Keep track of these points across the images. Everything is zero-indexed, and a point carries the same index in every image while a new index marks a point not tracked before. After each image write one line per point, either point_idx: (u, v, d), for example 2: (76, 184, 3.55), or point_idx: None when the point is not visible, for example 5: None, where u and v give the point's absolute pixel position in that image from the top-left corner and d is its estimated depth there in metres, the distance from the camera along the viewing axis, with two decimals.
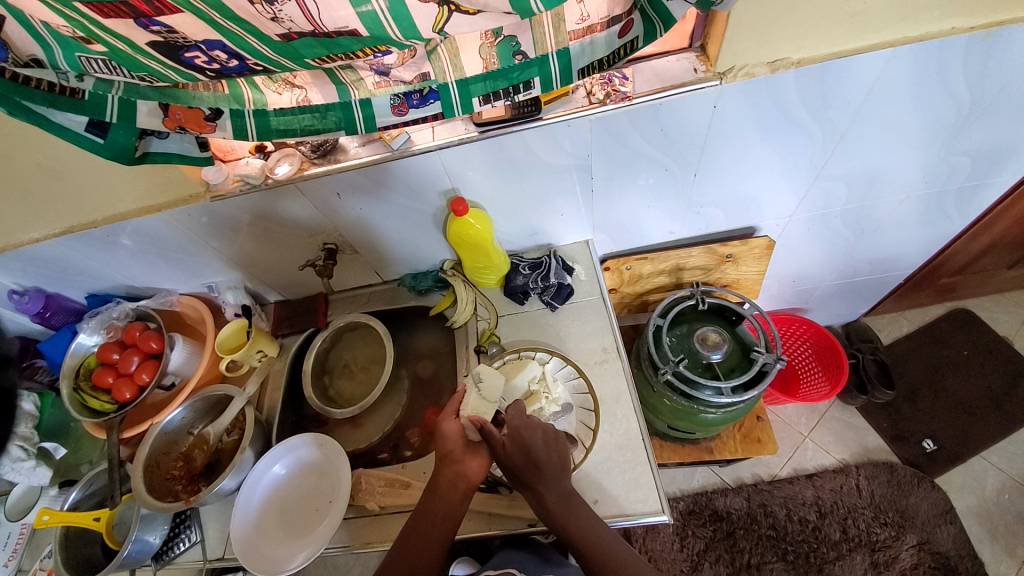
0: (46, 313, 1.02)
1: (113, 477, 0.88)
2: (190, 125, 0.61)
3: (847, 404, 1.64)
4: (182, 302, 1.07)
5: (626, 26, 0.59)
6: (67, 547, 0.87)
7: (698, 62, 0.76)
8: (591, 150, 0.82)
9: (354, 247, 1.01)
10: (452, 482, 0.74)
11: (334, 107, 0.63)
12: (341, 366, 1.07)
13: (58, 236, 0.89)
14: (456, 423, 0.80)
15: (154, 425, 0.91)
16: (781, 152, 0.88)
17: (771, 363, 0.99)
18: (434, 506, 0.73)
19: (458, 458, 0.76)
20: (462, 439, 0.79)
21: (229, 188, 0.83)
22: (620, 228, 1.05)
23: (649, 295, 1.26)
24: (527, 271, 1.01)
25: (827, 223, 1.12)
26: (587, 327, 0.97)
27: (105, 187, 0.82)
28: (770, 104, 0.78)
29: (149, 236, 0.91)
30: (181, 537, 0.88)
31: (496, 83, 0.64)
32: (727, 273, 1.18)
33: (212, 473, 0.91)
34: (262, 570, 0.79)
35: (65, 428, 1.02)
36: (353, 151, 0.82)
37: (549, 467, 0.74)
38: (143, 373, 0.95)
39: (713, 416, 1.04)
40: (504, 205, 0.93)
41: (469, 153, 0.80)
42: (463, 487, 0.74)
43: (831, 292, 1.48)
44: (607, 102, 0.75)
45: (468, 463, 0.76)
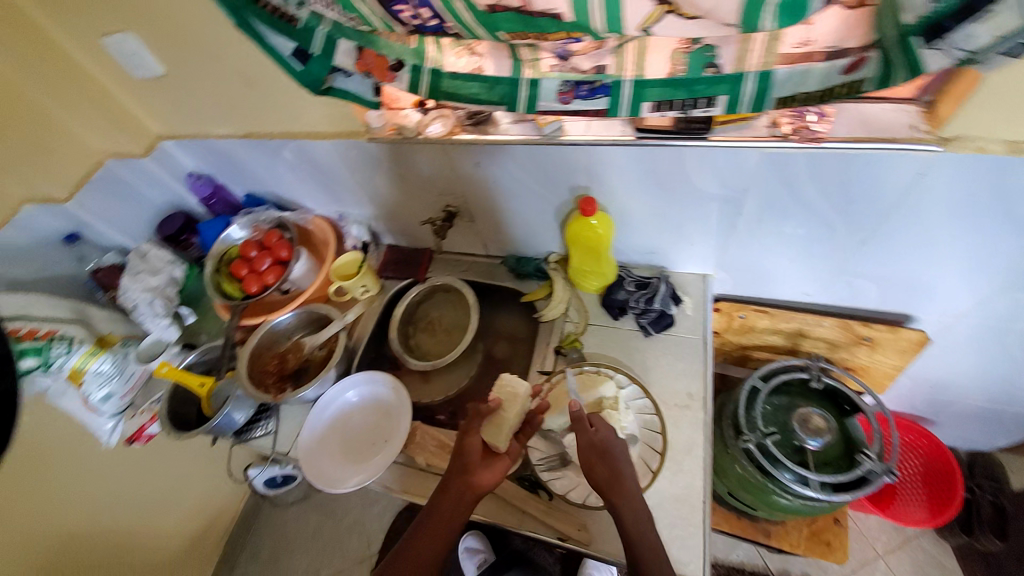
0: (210, 200, 1.18)
1: (226, 355, 1.03)
2: (376, 71, 0.68)
3: (942, 539, 1.41)
4: (314, 222, 1.17)
5: (856, 63, 0.52)
6: (172, 399, 1.02)
7: (919, 120, 0.63)
8: (749, 185, 0.74)
9: (473, 215, 1.02)
10: (461, 490, 0.74)
11: (503, 81, 0.67)
12: (425, 321, 1.13)
13: (236, 137, 1.02)
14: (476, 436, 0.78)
15: (266, 322, 1.04)
16: (978, 245, 0.73)
17: (877, 473, 0.86)
18: (424, 522, 0.73)
19: (470, 468, 0.75)
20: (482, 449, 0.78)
21: (384, 134, 0.88)
22: (747, 272, 0.94)
23: (753, 351, 1.14)
24: (632, 287, 0.95)
25: (1005, 339, 0.93)
26: (678, 365, 0.90)
27: (284, 105, 0.91)
28: (990, 192, 0.65)
29: (304, 156, 1.00)
30: (259, 424, 1.00)
31: (675, 91, 0.62)
32: (855, 355, 1.03)
33: (298, 379, 1.03)
34: (320, 483, 0.87)
35: (198, 299, 1.18)
36: (503, 126, 0.81)
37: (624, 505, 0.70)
38: (270, 275, 1.07)
39: (786, 503, 0.93)
40: (632, 216, 0.88)
41: (617, 157, 0.76)
42: (471, 497, 0.74)
43: (974, 413, 1.24)
44: (792, 138, 0.66)
45: (478, 475, 0.75)
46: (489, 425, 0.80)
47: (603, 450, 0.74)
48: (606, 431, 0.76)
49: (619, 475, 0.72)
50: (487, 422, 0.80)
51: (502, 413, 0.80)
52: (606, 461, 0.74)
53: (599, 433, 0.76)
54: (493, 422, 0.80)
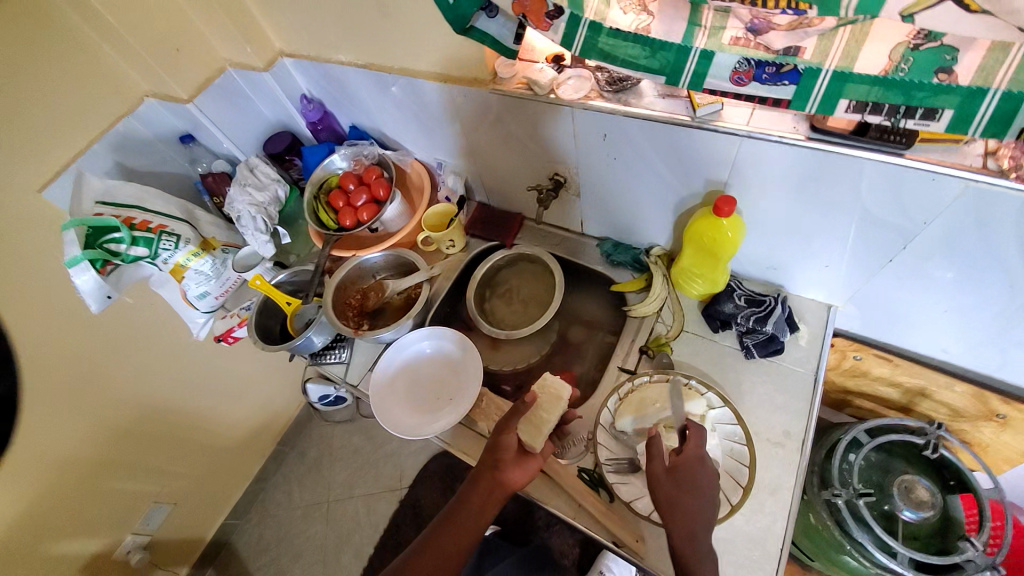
0: (318, 125, 1.18)
1: (315, 280, 1.05)
2: (531, 15, 0.61)
3: None
4: (414, 167, 1.15)
5: None
6: (261, 311, 1.07)
7: None
8: (932, 219, 0.62)
9: (580, 189, 0.95)
10: (490, 488, 0.75)
11: (669, 48, 0.58)
12: (505, 288, 1.10)
13: (356, 66, 0.99)
14: (511, 435, 0.77)
15: (357, 257, 1.05)
16: None
17: (976, 565, 0.75)
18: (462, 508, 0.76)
19: (501, 467, 0.75)
20: (515, 448, 0.77)
21: (511, 86, 0.81)
22: (881, 312, 0.82)
23: (854, 396, 1.02)
24: (742, 302, 0.86)
25: None
26: (776, 397, 0.82)
27: (414, 40, 0.87)
28: None
29: (420, 97, 0.96)
30: (333, 351, 1.04)
31: (886, 94, 0.51)
32: (979, 431, 0.90)
33: (376, 319, 1.04)
34: (387, 425, 0.89)
35: (293, 221, 1.21)
36: (648, 99, 0.72)
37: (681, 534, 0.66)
38: (365, 212, 1.07)
39: (855, 566, 0.86)
40: (766, 225, 0.78)
41: (776, 156, 0.66)
42: (499, 495, 0.74)
43: None
44: (1010, 175, 0.54)
45: (510, 474, 0.74)
46: (526, 424, 0.78)
47: (676, 472, 0.69)
48: (697, 447, 0.71)
49: (692, 505, 0.67)
50: (523, 419, 0.78)
51: (539, 414, 0.78)
52: (677, 484, 0.68)
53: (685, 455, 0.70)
54: (531, 421, 0.78)
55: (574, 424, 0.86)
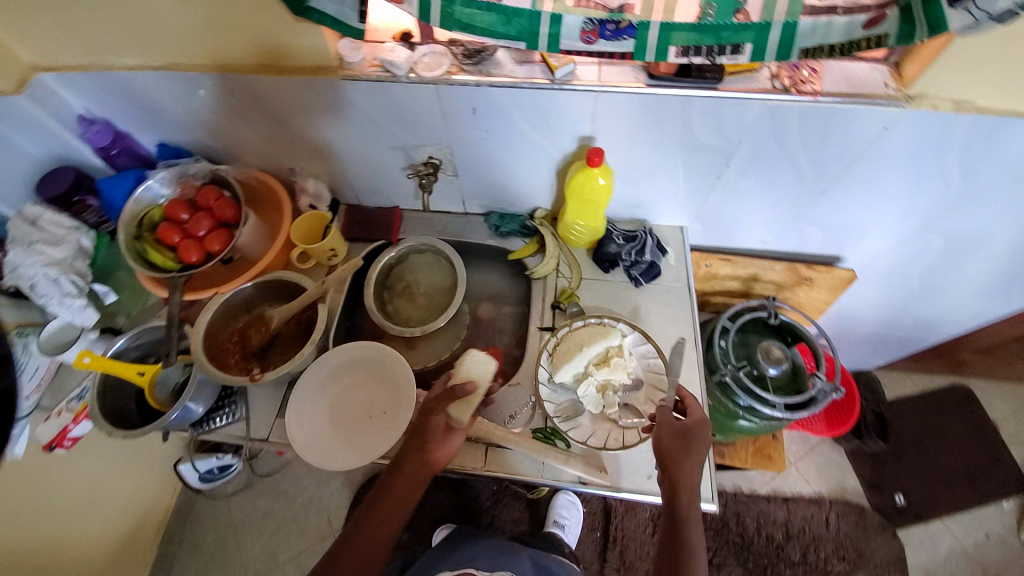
0: (111, 149, 0.94)
1: (173, 335, 0.85)
2: None
3: (837, 444, 1.72)
4: (258, 178, 0.99)
5: (876, 19, 0.56)
6: (104, 396, 0.83)
7: (888, 79, 0.73)
8: (744, 137, 0.79)
9: (457, 169, 0.95)
10: (416, 468, 0.73)
11: (522, 14, 0.62)
12: (402, 285, 1.06)
13: (153, 69, 0.81)
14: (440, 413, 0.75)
15: (220, 295, 0.89)
16: (909, 191, 0.87)
17: (826, 393, 1.01)
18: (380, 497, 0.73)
19: (427, 445, 0.73)
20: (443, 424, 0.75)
21: (364, 70, 0.76)
22: (719, 222, 1.02)
23: (712, 296, 1.25)
24: (621, 241, 0.98)
25: (904, 274, 1.13)
26: (668, 312, 0.96)
27: (230, 30, 0.75)
28: (931, 145, 0.77)
29: (252, 96, 0.84)
30: (221, 412, 0.87)
31: (702, 37, 0.61)
32: (797, 294, 1.17)
33: (266, 357, 0.91)
34: (314, 460, 0.81)
35: (110, 272, 0.96)
36: (508, 68, 0.75)
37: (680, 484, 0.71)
38: (215, 241, 0.90)
39: (749, 424, 1.08)
40: (628, 167, 0.89)
41: (627, 105, 0.75)
42: (424, 474, 0.73)
43: (865, 338, 1.52)
44: (791, 91, 0.71)
45: (438, 450, 0.74)
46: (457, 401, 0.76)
47: (684, 426, 0.75)
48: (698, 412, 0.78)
49: (691, 454, 0.73)
50: (452, 398, 0.76)
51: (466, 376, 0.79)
52: (685, 443, 0.74)
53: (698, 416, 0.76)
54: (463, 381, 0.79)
55: (514, 392, 0.88)
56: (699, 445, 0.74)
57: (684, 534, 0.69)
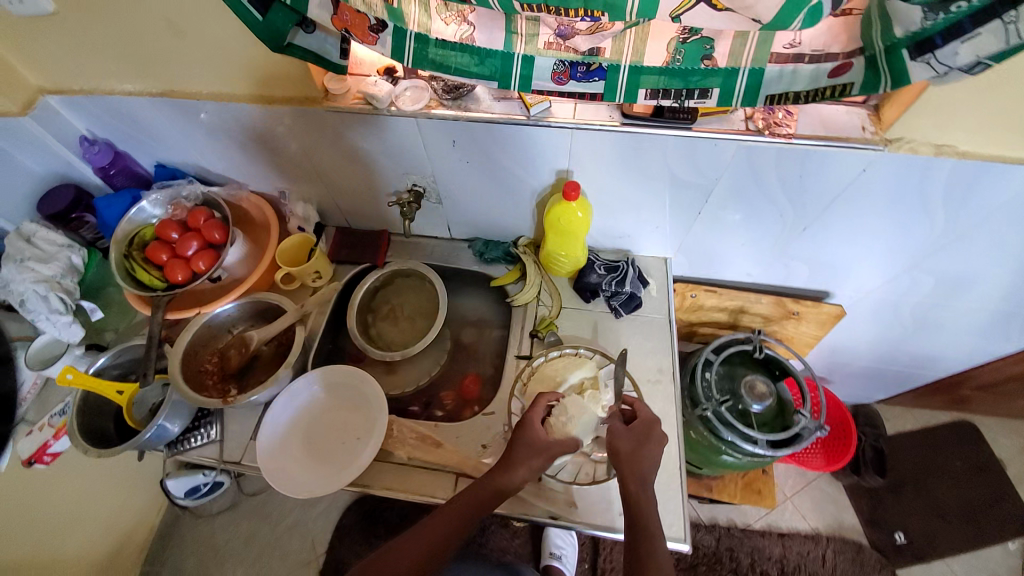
0: (110, 170, 0.96)
1: (151, 355, 0.87)
2: (354, 29, 0.59)
3: (835, 479, 1.67)
4: (250, 200, 1.02)
5: (841, 67, 0.55)
6: (82, 413, 0.84)
7: (867, 122, 0.72)
8: (721, 175, 0.79)
9: (441, 196, 0.96)
10: (419, 539, 0.68)
11: (495, 55, 0.63)
12: (387, 308, 1.07)
13: (151, 95, 0.83)
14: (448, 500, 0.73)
15: (202, 315, 0.91)
16: (894, 231, 0.86)
17: (810, 430, 0.99)
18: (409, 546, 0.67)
19: (435, 515, 0.70)
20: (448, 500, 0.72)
21: (347, 102, 0.78)
22: (703, 254, 1.01)
23: (699, 326, 1.23)
24: (602, 271, 0.98)
25: (895, 310, 1.11)
26: (647, 344, 0.95)
27: (221, 62, 0.77)
28: (912, 188, 0.76)
29: (243, 124, 0.86)
30: (195, 433, 0.89)
31: (671, 81, 0.62)
32: (785, 329, 1.16)
33: (243, 378, 0.93)
34: (284, 488, 0.80)
35: (101, 290, 0.99)
36: (486, 104, 0.77)
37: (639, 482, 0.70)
38: (200, 261, 0.92)
39: (733, 461, 1.05)
40: (608, 200, 0.89)
41: (602, 141, 0.76)
42: (428, 548, 0.67)
43: (861, 372, 1.49)
44: (765, 133, 0.71)
45: (443, 518, 0.69)
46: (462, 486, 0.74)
47: (634, 427, 0.76)
48: (646, 409, 0.79)
49: (643, 449, 0.74)
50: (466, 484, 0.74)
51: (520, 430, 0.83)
52: (639, 437, 0.75)
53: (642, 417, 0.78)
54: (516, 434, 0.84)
55: (487, 422, 0.88)
56: (654, 444, 0.75)
57: (650, 537, 0.65)
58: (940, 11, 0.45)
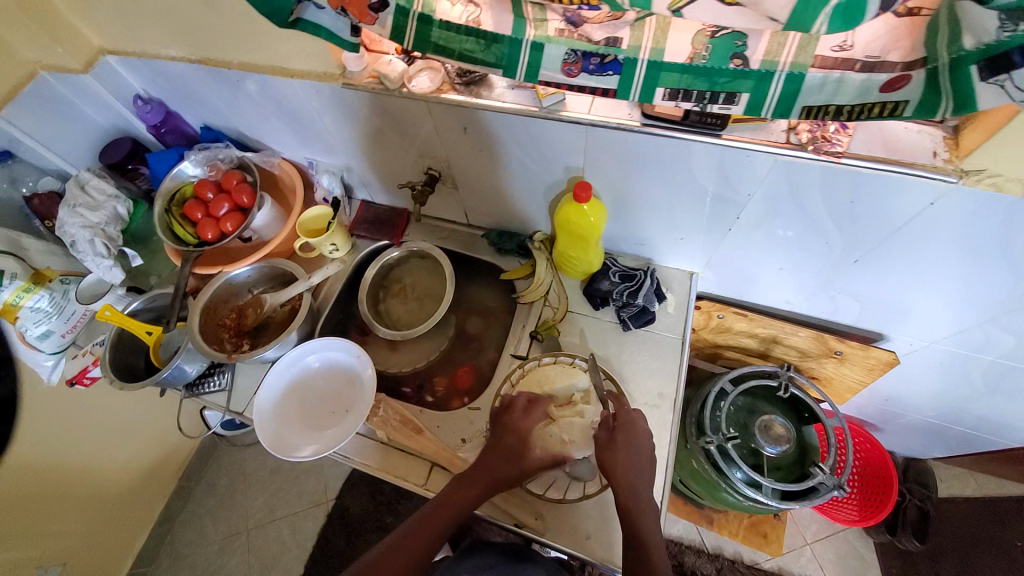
0: (161, 128, 1.03)
1: (176, 304, 0.94)
2: (353, 7, 0.56)
3: (868, 534, 1.50)
4: (281, 167, 1.05)
5: (898, 79, 0.45)
6: (116, 348, 0.94)
7: (942, 145, 0.59)
8: (755, 190, 0.69)
9: (457, 182, 0.94)
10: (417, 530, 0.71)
11: (501, 40, 0.58)
12: (398, 286, 1.08)
13: (192, 62, 0.87)
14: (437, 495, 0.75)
15: (223, 273, 0.97)
16: (969, 278, 0.71)
17: (828, 486, 0.88)
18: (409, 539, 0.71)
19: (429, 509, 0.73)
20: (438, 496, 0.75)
21: (362, 81, 0.77)
22: (734, 273, 0.91)
23: (725, 349, 1.13)
24: (616, 278, 0.92)
25: (966, 367, 0.94)
26: (652, 363, 0.89)
27: (248, 33, 0.78)
28: (997, 231, 0.62)
29: (272, 94, 0.88)
30: (212, 379, 0.96)
31: (694, 81, 0.54)
32: (823, 367, 1.04)
33: (257, 336, 0.99)
34: (272, 448, 0.84)
35: (148, 238, 1.09)
36: (498, 91, 0.72)
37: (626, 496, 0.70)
38: (228, 223, 0.97)
39: (734, 500, 0.97)
40: (627, 204, 0.82)
41: (618, 141, 0.69)
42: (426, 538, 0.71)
43: (919, 425, 1.30)
44: (808, 148, 0.61)
45: (437, 511, 0.73)
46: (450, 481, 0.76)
47: (623, 434, 0.75)
48: (635, 416, 0.77)
49: (633, 460, 0.73)
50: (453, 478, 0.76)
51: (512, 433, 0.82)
52: (628, 448, 0.74)
53: (630, 419, 0.76)
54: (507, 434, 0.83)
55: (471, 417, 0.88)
56: (642, 449, 0.74)
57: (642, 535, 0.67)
58: (1022, 22, 0.36)
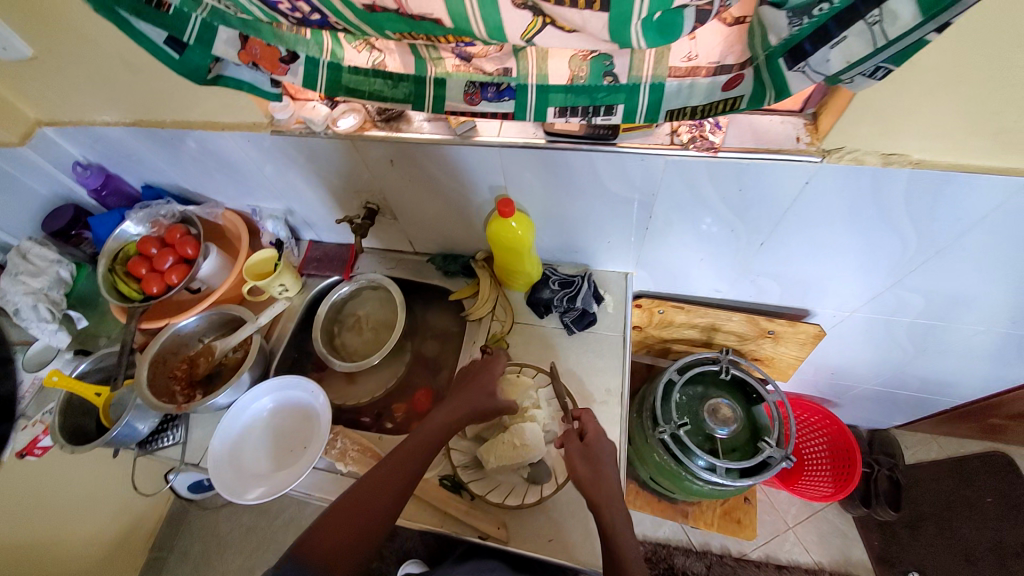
0: (102, 191, 1.05)
1: (122, 361, 0.94)
2: (264, 62, 0.61)
3: (844, 510, 1.54)
4: (226, 217, 1.09)
5: (734, 80, 0.53)
6: (66, 413, 0.92)
7: (804, 131, 0.67)
8: (657, 189, 0.76)
9: (395, 213, 0.99)
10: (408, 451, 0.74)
11: (407, 79, 0.64)
12: (352, 319, 1.10)
13: (126, 125, 0.91)
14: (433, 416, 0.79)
15: (170, 326, 0.97)
16: (862, 246, 0.79)
17: (777, 459, 0.94)
18: (391, 470, 0.72)
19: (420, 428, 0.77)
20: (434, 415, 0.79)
21: (291, 126, 0.83)
22: (663, 269, 0.98)
23: (673, 343, 1.19)
24: (556, 286, 0.97)
25: (888, 331, 1.02)
26: (598, 362, 0.93)
27: (178, 94, 0.83)
28: (868, 201, 0.70)
29: (207, 148, 0.92)
30: (167, 433, 0.95)
31: (578, 99, 0.61)
32: (762, 348, 1.10)
33: (210, 385, 0.98)
34: (227, 493, 0.83)
35: (93, 300, 1.07)
36: (417, 124, 0.78)
37: (603, 500, 0.71)
38: (174, 274, 0.98)
39: (698, 487, 1.00)
40: (553, 216, 0.88)
41: (529, 159, 0.76)
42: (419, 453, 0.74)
43: (868, 395, 1.37)
44: (690, 147, 0.68)
45: (424, 429, 0.77)
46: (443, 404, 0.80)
47: (587, 444, 0.76)
48: (595, 424, 0.78)
49: (598, 469, 0.74)
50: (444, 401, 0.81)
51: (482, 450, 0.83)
52: (592, 459, 0.75)
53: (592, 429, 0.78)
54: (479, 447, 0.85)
55: None
56: (604, 460, 0.75)
57: (616, 537, 0.68)
58: (804, 16, 0.42)
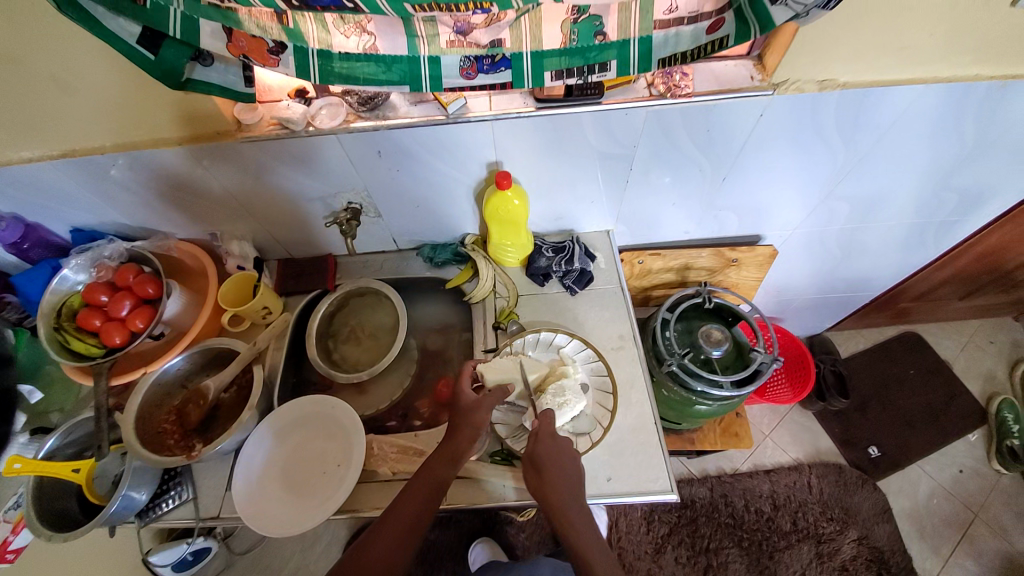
0: (22, 245, 0.90)
1: (101, 426, 0.82)
2: (253, 54, 0.59)
3: (806, 409, 1.77)
4: (181, 248, 0.98)
5: (716, 23, 0.61)
6: (41, 500, 0.78)
7: (755, 70, 0.78)
8: (638, 140, 0.83)
9: (379, 210, 0.97)
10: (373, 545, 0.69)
11: (400, 60, 0.64)
12: (347, 331, 1.05)
13: (53, 159, 0.79)
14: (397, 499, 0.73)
15: (150, 374, 0.87)
16: (803, 167, 0.93)
17: (767, 363, 1.06)
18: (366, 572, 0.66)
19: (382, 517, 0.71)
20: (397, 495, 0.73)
21: (262, 129, 0.78)
22: (641, 221, 1.07)
23: (653, 290, 1.30)
24: (550, 253, 1.02)
25: (823, 241, 1.21)
26: (605, 313, 0.99)
27: (127, 112, 0.75)
28: (809, 123, 0.83)
29: (160, 170, 0.83)
30: (168, 496, 0.83)
31: (572, 60, 0.65)
32: (728, 276, 1.24)
33: (207, 431, 0.88)
34: (262, 527, 0.78)
35: (38, 369, 0.92)
36: (404, 110, 0.78)
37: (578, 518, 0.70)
38: (137, 319, 0.88)
39: (706, 408, 1.11)
40: (541, 184, 0.93)
41: (522, 128, 0.79)
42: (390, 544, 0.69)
43: (806, 304, 1.60)
44: (667, 96, 0.76)
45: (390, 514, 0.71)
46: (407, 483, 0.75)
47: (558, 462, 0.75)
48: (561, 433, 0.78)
49: (570, 483, 0.73)
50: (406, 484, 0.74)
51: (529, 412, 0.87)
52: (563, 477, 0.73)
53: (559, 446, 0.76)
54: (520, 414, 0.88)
55: None
56: (576, 474, 0.74)
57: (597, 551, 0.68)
58: None
